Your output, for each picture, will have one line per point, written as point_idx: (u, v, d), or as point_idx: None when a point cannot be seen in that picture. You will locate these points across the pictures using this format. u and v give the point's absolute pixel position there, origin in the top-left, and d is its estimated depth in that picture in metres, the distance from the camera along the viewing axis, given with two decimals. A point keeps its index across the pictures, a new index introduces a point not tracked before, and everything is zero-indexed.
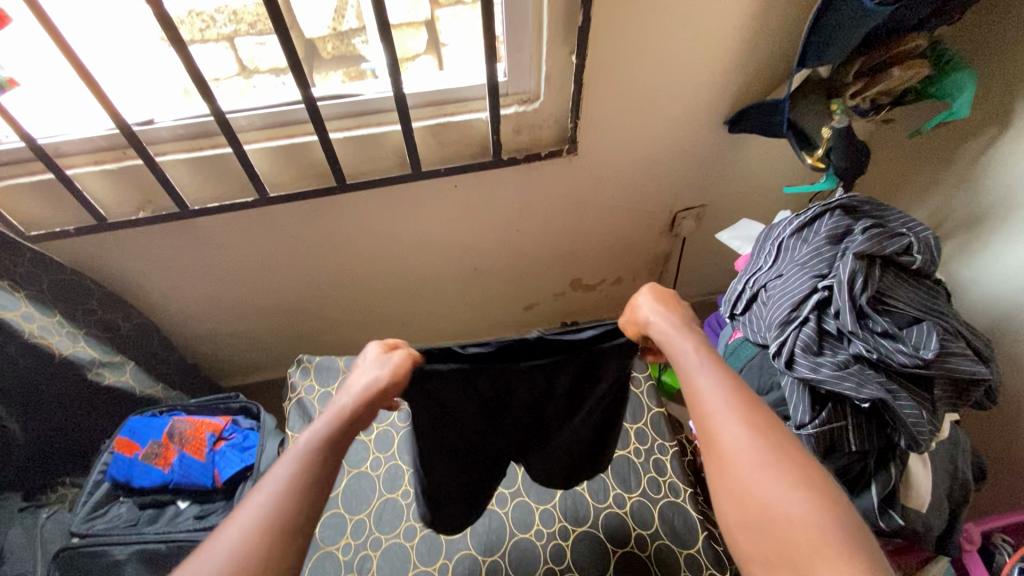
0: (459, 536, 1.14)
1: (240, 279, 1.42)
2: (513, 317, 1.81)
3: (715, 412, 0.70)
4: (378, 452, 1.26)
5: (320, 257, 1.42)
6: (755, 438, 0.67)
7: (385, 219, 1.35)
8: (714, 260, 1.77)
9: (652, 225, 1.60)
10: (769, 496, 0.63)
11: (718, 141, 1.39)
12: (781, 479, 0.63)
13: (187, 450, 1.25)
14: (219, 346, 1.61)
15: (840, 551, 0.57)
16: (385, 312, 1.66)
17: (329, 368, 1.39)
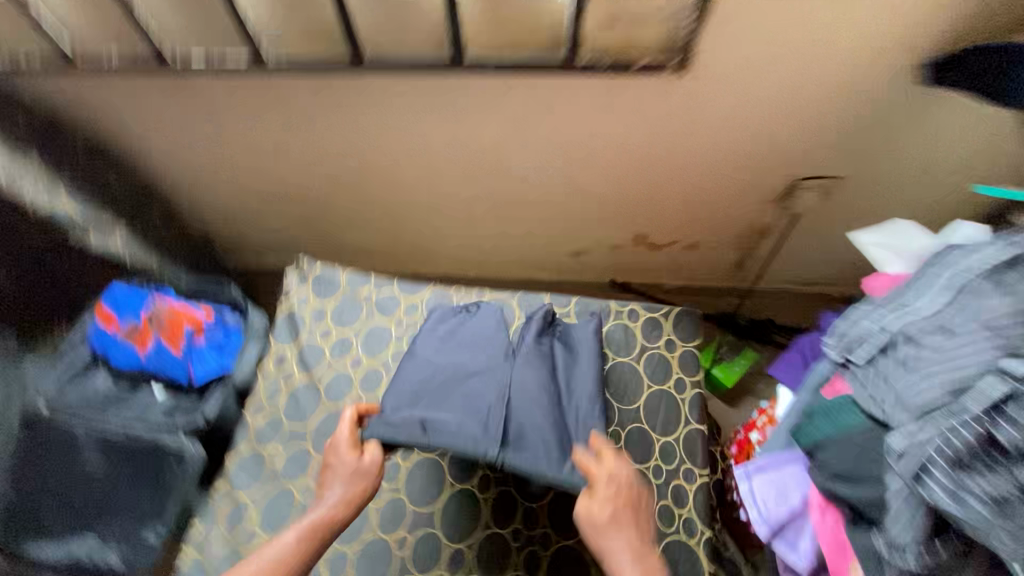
0: (427, 511, 0.99)
1: (247, 159, 1.21)
2: (557, 261, 1.54)
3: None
4: (361, 391, 1.10)
5: (337, 151, 1.17)
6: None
7: (417, 118, 1.07)
8: (824, 246, 1.39)
9: (757, 190, 1.22)
10: None
11: (890, 87, 0.97)
12: None
13: (163, 337, 1.14)
14: (230, 226, 1.46)
15: None
16: (413, 227, 1.44)
17: (329, 281, 1.21)
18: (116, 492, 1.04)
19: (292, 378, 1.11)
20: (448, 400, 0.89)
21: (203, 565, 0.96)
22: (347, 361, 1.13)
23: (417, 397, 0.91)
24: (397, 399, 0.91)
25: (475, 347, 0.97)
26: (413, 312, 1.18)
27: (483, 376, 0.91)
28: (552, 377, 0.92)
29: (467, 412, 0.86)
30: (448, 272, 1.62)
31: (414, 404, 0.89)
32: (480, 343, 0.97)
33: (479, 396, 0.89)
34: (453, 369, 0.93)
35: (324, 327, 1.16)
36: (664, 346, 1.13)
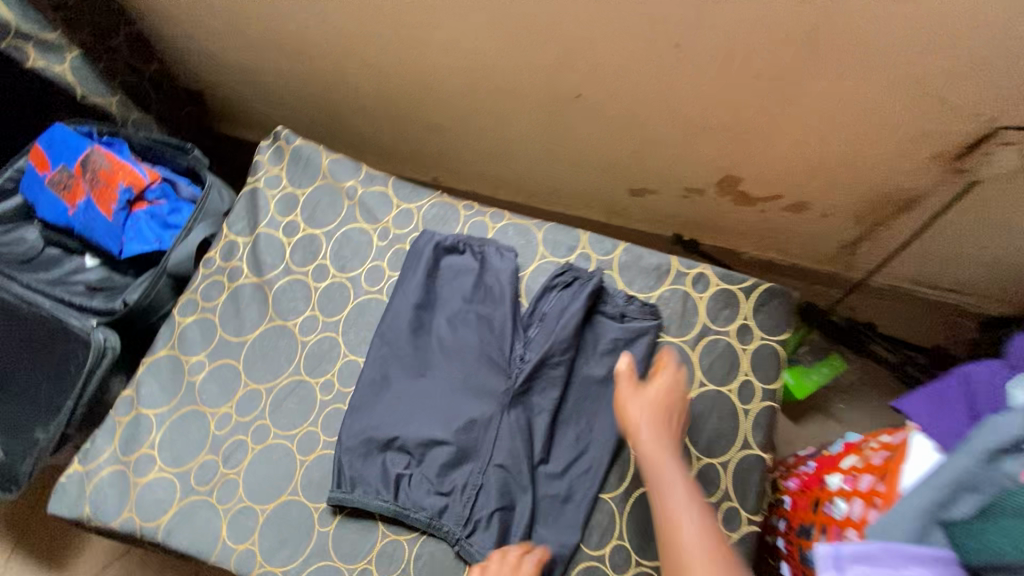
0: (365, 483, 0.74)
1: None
2: (610, 200, 1.21)
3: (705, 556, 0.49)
4: (319, 311, 0.84)
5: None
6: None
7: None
8: (981, 235, 1.00)
9: (915, 129, 0.85)
10: None
11: None
12: None
13: (95, 197, 0.90)
14: (227, 85, 1.21)
15: None
16: (436, 117, 1.13)
17: (308, 162, 0.92)
18: (11, 370, 0.84)
19: (238, 276, 0.86)
20: (427, 443, 0.74)
21: (82, 482, 0.76)
22: (310, 270, 0.86)
23: (380, 412, 0.76)
24: (371, 422, 0.76)
25: (471, 366, 0.78)
26: (406, 221, 0.89)
27: (474, 420, 0.75)
28: (545, 429, 0.74)
29: (446, 471, 0.73)
30: (475, 188, 1.32)
31: (377, 424, 0.76)
32: (477, 358, 0.79)
33: (447, 434, 0.74)
34: (438, 396, 0.77)
35: (290, 220, 0.89)
36: (735, 333, 0.79)
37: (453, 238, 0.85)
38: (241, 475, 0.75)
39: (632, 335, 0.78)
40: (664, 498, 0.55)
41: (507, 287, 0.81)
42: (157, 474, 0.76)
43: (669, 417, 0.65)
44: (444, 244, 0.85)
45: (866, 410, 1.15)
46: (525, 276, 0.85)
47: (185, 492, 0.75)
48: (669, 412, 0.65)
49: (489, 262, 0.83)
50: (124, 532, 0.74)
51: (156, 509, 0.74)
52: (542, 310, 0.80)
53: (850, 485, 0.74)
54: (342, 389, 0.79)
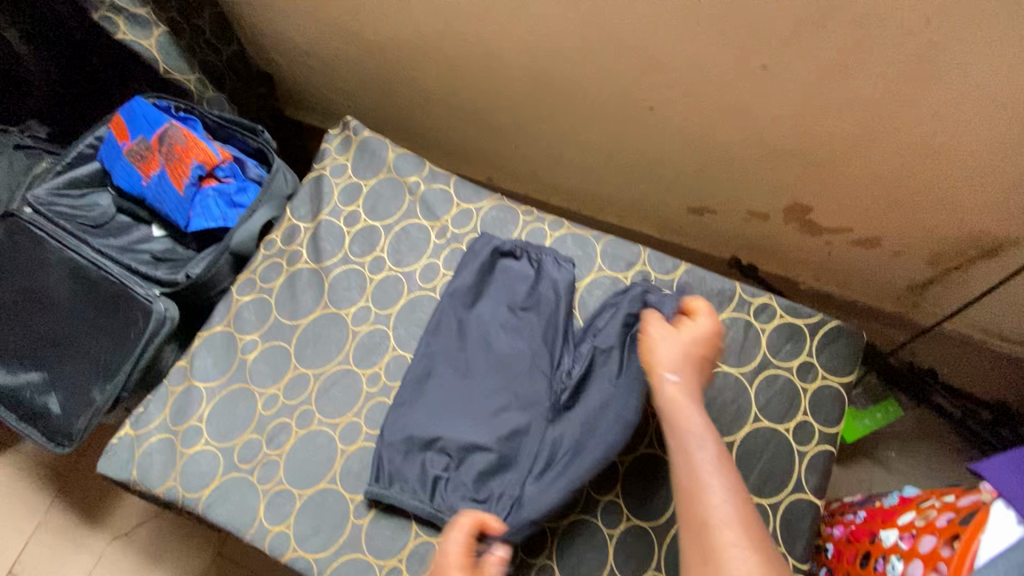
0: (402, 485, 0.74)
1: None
2: (667, 217, 1.18)
3: (726, 512, 0.47)
4: (372, 303, 0.84)
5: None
6: (773, 572, 0.43)
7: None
8: None
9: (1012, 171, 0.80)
10: None
11: None
12: None
13: (169, 170, 0.93)
14: (298, 71, 1.24)
15: None
16: (499, 118, 1.12)
17: (373, 153, 0.93)
18: (74, 329, 0.87)
19: (297, 260, 0.88)
20: (468, 448, 0.73)
21: (131, 447, 0.78)
22: (366, 261, 0.87)
23: (424, 414, 0.75)
24: (414, 421, 0.75)
25: (518, 374, 0.76)
26: (465, 221, 0.88)
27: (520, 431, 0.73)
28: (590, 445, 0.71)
29: (483, 480, 0.72)
30: (526, 191, 1.30)
31: (420, 425, 0.75)
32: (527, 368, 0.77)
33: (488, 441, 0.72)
34: (485, 399, 0.76)
35: (352, 210, 0.90)
36: (796, 370, 0.76)
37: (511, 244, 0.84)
38: (282, 458, 0.76)
39: None
40: (692, 458, 0.51)
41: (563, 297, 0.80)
42: (202, 448, 0.77)
43: (697, 365, 0.60)
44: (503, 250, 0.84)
45: (918, 463, 1.09)
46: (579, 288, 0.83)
47: (227, 468, 0.76)
48: (697, 366, 0.60)
49: (546, 271, 0.81)
50: (167, 500, 0.76)
51: (198, 482, 0.75)
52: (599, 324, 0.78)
53: (908, 544, 0.70)
54: (388, 383, 0.79)
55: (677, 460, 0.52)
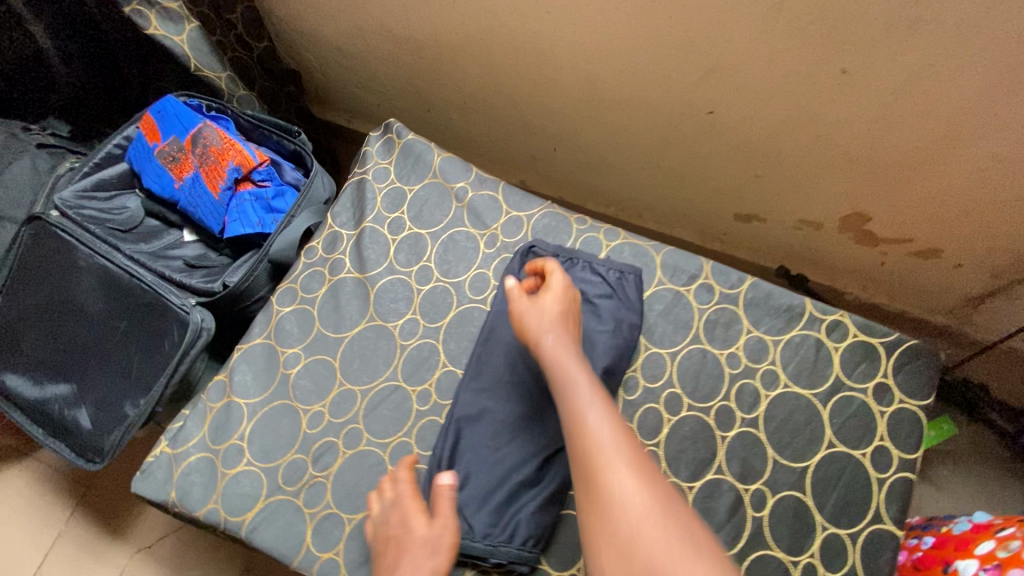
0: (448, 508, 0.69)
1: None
2: (712, 224, 1.14)
3: (605, 444, 0.51)
4: (420, 315, 0.80)
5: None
6: (651, 487, 0.49)
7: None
8: None
9: None
10: (660, 552, 0.45)
11: None
12: (674, 534, 0.46)
13: (204, 172, 0.89)
14: (328, 69, 1.20)
15: (651, 538, 0.45)
16: (541, 120, 1.08)
17: (418, 157, 0.89)
18: (106, 338, 0.84)
19: (340, 270, 0.84)
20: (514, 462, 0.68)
21: (169, 466, 0.75)
22: (413, 271, 0.83)
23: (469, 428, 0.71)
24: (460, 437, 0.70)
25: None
26: (516, 229, 0.84)
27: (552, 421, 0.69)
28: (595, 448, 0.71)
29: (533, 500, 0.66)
30: (562, 196, 1.26)
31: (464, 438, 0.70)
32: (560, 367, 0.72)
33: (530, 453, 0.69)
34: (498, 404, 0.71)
35: (396, 217, 0.86)
36: (872, 393, 0.72)
37: (550, 249, 0.80)
38: (329, 480, 0.72)
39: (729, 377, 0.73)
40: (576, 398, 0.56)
41: (605, 302, 0.76)
42: (245, 468, 0.73)
43: (566, 316, 0.66)
44: (539, 252, 0.80)
45: (974, 485, 1.04)
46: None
47: (271, 490, 0.72)
48: (566, 319, 0.65)
49: (584, 276, 0.78)
50: (208, 523, 0.72)
51: (241, 504, 0.72)
52: (632, 319, 0.76)
53: None
54: (439, 401, 0.75)
55: (562, 411, 0.56)
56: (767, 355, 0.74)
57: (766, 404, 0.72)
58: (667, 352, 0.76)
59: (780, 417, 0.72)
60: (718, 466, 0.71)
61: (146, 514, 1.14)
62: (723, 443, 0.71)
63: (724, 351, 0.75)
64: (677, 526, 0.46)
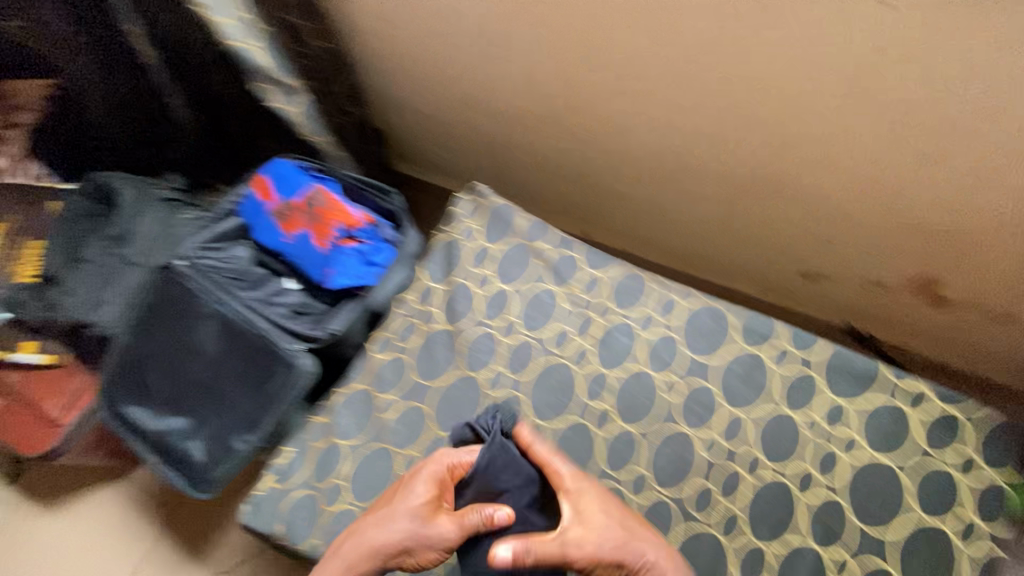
0: None
1: (476, 38, 1.01)
2: (774, 280, 1.17)
3: (592, 518, 0.69)
4: (505, 367, 0.86)
5: (589, 49, 0.93)
6: (596, 500, 0.70)
7: (730, 14, 0.78)
8: None
9: None
10: (599, 495, 0.71)
11: None
12: (602, 510, 0.70)
13: (312, 229, 0.99)
14: (412, 130, 1.31)
15: (599, 498, 0.71)
16: (610, 180, 1.16)
17: (504, 219, 0.96)
18: (221, 379, 0.92)
19: (432, 322, 0.91)
20: None
21: (277, 500, 0.82)
22: (498, 325, 0.89)
23: None
24: None
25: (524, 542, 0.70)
26: (595, 289, 0.89)
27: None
28: None
29: None
30: (623, 247, 1.32)
31: None
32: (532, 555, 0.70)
33: None
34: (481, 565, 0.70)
35: (483, 274, 0.93)
36: (956, 465, 0.72)
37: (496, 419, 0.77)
38: None
39: (811, 464, 0.76)
40: None
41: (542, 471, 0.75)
42: (345, 506, 0.80)
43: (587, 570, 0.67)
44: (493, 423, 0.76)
45: None
46: (685, 349, 0.84)
47: None
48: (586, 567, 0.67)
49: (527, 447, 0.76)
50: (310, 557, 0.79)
51: None
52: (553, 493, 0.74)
53: None
54: None
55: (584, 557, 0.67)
56: (845, 420, 0.77)
57: (848, 469, 0.75)
58: (745, 414, 0.79)
59: (861, 485, 0.74)
60: (798, 529, 0.73)
61: (234, 525, 1.24)
62: (804, 507, 0.74)
63: (802, 413, 0.78)
64: (596, 504, 0.70)
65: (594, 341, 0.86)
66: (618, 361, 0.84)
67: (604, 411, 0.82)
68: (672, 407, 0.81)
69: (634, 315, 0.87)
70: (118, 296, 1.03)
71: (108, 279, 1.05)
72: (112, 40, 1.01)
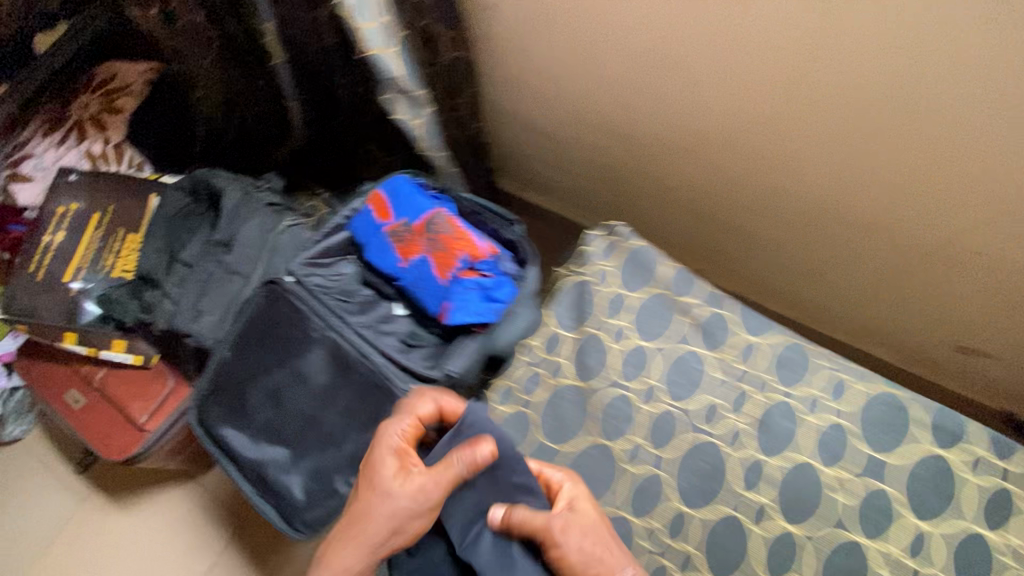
0: None
1: (633, 61, 0.92)
2: (922, 349, 1.05)
3: (589, 522, 0.65)
4: (647, 441, 0.76)
5: (770, 86, 0.82)
6: (587, 505, 0.67)
7: (949, 64, 0.68)
8: None
9: None
10: (586, 498, 0.68)
11: None
12: (596, 515, 0.67)
13: (431, 256, 0.91)
14: (525, 146, 1.23)
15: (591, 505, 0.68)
16: (746, 221, 1.06)
17: (645, 264, 0.86)
18: (326, 413, 0.86)
19: (562, 376, 0.82)
20: None
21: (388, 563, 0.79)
22: (637, 388, 0.79)
23: None
24: None
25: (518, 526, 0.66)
26: (750, 357, 0.79)
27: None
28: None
29: None
30: (743, 290, 1.22)
31: None
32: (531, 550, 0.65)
33: None
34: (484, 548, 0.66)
35: (619, 325, 0.83)
36: None
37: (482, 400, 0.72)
38: None
39: None
40: None
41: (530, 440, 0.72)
42: None
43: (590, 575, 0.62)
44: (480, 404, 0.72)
45: None
46: (857, 443, 0.73)
47: None
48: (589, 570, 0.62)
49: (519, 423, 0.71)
50: None
51: None
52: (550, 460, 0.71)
53: None
54: (669, 541, 0.72)
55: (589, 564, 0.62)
56: None
57: None
58: (932, 530, 0.68)
59: None
60: None
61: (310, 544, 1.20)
62: None
63: (1003, 537, 0.66)
64: (587, 509, 0.67)
65: (750, 421, 0.76)
66: (778, 448, 0.74)
67: (762, 505, 0.72)
68: (844, 510, 0.71)
69: (795, 393, 0.77)
70: (219, 306, 0.98)
71: (209, 288, 0.99)
72: (240, 36, 0.95)
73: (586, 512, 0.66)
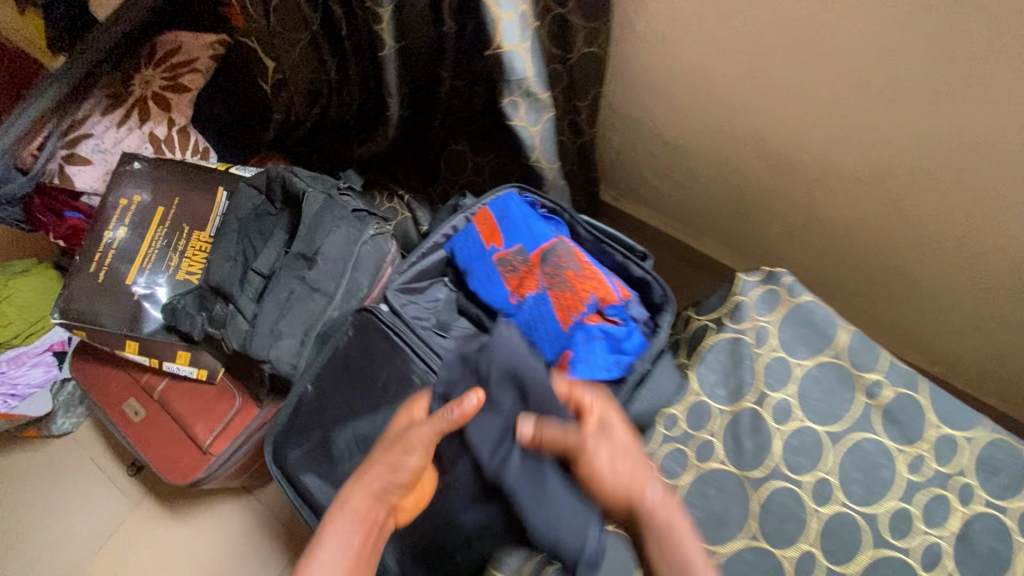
0: None
1: (816, 73, 0.76)
2: None
3: (627, 455, 0.54)
4: (821, 551, 0.64)
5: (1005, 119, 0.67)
6: (628, 437, 0.56)
7: None
8: None
9: None
10: (625, 425, 0.57)
11: None
12: (632, 440, 0.56)
13: (550, 295, 0.78)
14: (634, 155, 1.08)
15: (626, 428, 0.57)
16: (906, 265, 0.90)
17: (815, 325, 0.72)
18: None
19: (711, 457, 0.69)
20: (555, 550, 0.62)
21: None
22: (808, 483, 0.66)
23: None
24: None
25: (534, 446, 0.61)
26: (950, 455, 0.65)
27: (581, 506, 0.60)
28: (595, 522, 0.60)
29: None
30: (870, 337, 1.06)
31: None
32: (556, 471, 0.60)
33: None
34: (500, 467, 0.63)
35: (782, 399, 0.69)
36: None
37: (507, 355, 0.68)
38: None
39: None
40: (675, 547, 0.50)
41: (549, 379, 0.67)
42: None
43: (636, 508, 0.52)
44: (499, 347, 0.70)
45: None
46: None
47: None
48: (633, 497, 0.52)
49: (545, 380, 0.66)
50: None
51: None
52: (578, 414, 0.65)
53: None
54: None
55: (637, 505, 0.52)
56: None
57: None
58: None
59: None
60: None
61: None
62: None
63: None
64: (626, 438, 0.56)
65: (949, 539, 0.62)
66: None
67: None
68: None
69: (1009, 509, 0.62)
70: (298, 327, 0.86)
71: (288, 307, 0.87)
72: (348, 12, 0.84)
73: (621, 438, 0.56)
